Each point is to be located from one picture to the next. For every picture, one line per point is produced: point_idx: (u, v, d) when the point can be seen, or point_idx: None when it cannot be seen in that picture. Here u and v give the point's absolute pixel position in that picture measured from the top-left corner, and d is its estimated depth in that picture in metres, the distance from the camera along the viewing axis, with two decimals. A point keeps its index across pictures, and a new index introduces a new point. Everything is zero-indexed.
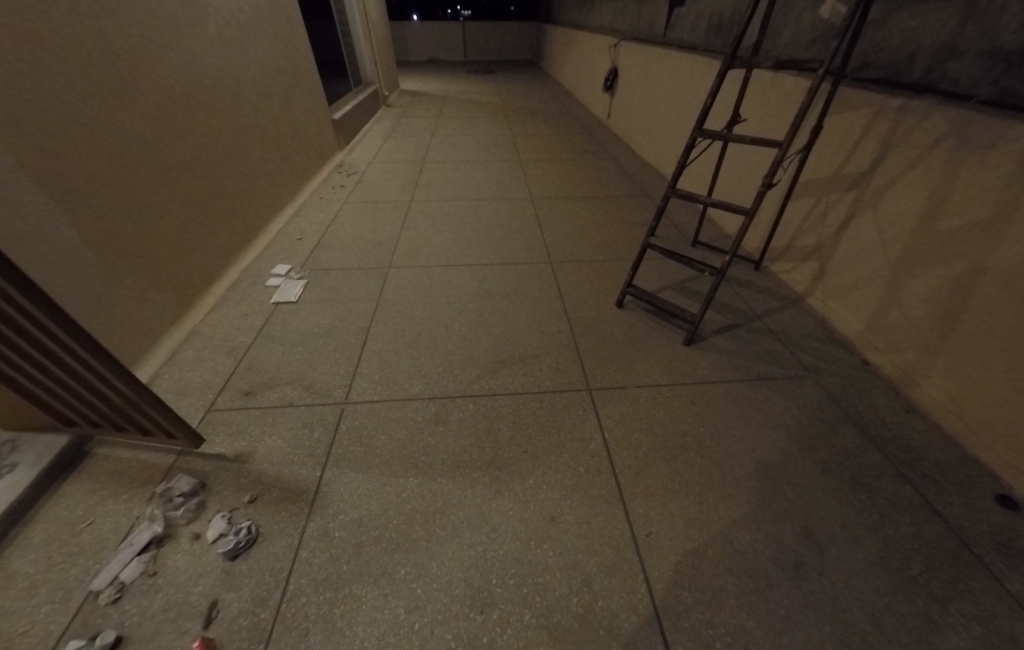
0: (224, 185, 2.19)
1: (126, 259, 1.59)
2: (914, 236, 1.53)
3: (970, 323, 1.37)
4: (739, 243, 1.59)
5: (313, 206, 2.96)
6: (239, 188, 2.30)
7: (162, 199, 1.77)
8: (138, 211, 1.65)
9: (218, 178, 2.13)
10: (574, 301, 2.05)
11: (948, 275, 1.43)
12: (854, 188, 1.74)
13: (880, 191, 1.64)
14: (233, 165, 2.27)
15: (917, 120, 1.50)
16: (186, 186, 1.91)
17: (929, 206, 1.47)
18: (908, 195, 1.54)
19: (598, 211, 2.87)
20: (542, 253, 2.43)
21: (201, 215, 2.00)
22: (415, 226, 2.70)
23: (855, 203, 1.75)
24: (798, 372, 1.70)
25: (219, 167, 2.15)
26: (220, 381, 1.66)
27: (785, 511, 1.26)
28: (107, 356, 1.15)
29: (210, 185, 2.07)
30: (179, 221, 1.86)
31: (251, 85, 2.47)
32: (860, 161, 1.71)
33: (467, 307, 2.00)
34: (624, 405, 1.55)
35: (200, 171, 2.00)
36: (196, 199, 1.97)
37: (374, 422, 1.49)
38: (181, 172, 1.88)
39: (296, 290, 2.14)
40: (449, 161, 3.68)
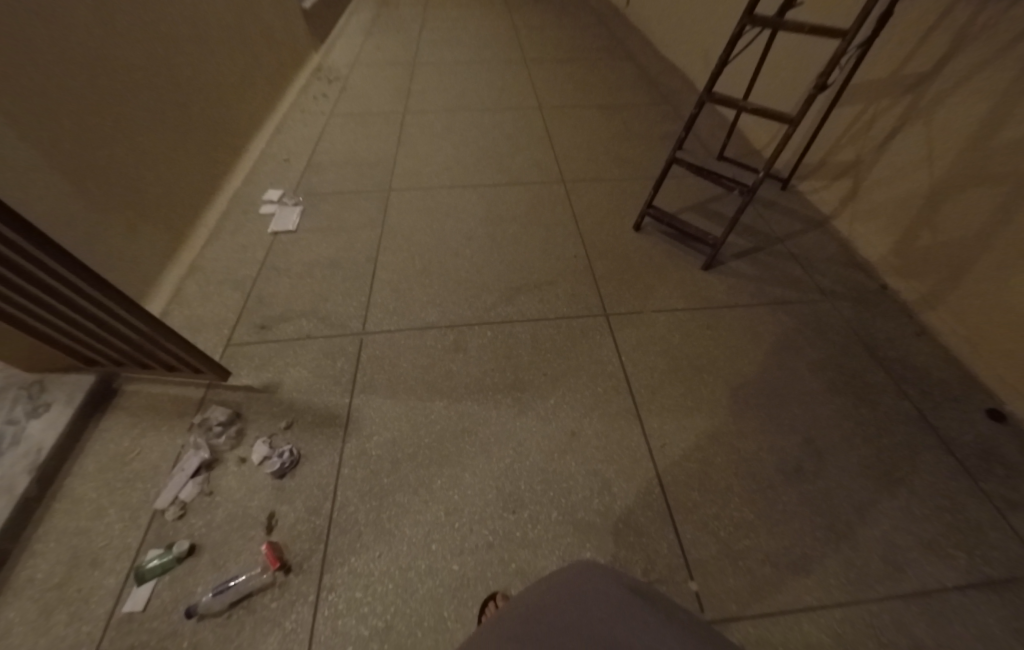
0: (195, 98, 1.98)
1: (105, 187, 1.51)
2: (963, 148, 1.48)
3: (1002, 247, 1.40)
4: (776, 157, 1.52)
5: (297, 120, 2.71)
6: (210, 100, 2.10)
7: (130, 117, 1.62)
8: (106, 131, 1.52)
9: (185, 89, 1.93)
10: (587, 224, 2.00)
11: (996, 192, 1.40)
12: (911, 93, 1.64)
13: (941, 98, 1.54)
14: (200, 73, 2.03)
15: (1003, 9, 1.35)
16: (153, 101, 1.74)
17: (986, 117, 1.41)
18: (968, 104, 1.46)
19: (613, 122, 2.68)
20: (552, 171, 2.30)
21: (175, 136, 1.85)
22: (412, 142, 2.51)
23: (908, 111, 1.66)
24: (815, 296, 1.78)
25: (185, 76, 1.93)
26: (232, 316, 1.68)
27: (790, 424, 1.40)
28: (121, 297, 1.12)
29: (178, 100, 1.88)
30: (153, 143, 1.73)
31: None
32: (924, 62, 1.58)
33: (476, 232, 1.95)
34: (639, 330, 1.60)
35: (164, 83, 1.80)
36: (167, 117, 1.81)
37: (395, 350, 1.52)
38: (145, 85, 1.70)
39: (292, 217, 2.06)
40: (442, 64, 3.30)
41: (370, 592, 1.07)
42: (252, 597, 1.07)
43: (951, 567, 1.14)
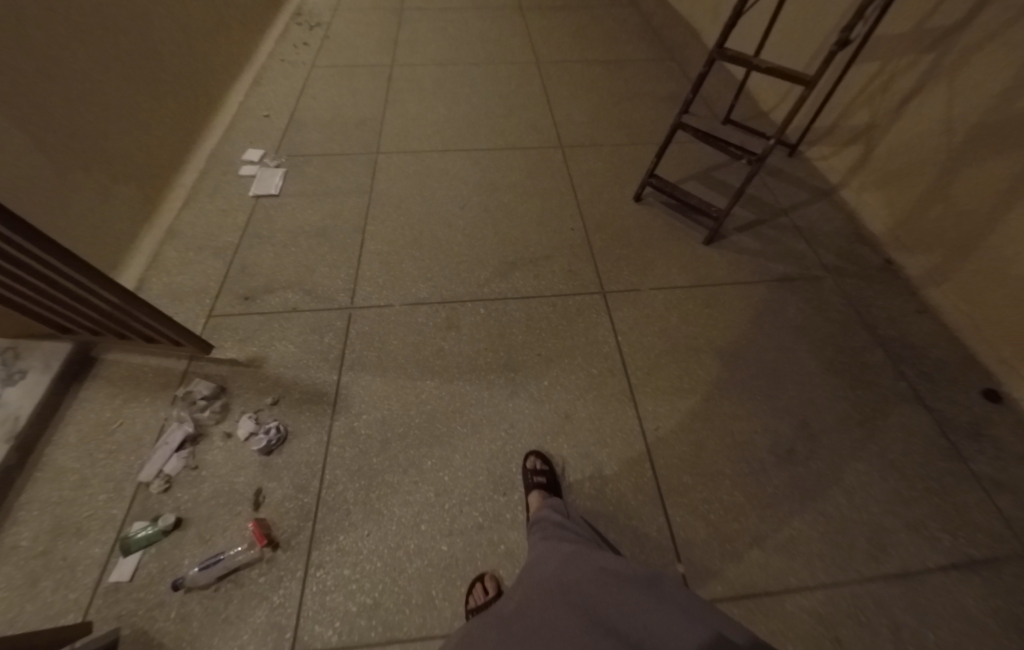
0: (155, 43, 1.80)
1: (60, 146, 1.38)
2: (986, 116, 1.38)
3: (1015, 222, 1.34)
4: (789, 123, 1.40)
5: (276, 71, 2.51)
6: (177, 44, 1.92)
7: (81, 66, 1.47)
8: (53, 82, 1.37)
9: (144, 35, 1.75)
10: (586, 194, 1.91)
11: (1015, 164, 1.32)
12: (934, 49, 1.51)
13: (966, 56, 1.42)
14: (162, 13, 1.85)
15: None
16: (106, 47, 1.57)
17: (1012, 79, 1.31)
18: (994, 64, 1.35)
19: (614, 80, 2.50)
20: (550, 134, 2.17)
21: (137, 89, 1.70)
22: (401, 99, 2.34)
23: (930, 71, 1.53)
24: (818, 271, 1.71)
25: (141, 18, 1.74)
26: (214, 285, 1.58)
27: (785, 406, 1.37)
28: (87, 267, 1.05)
29: (136, 47, 1.71)
30: (112, 96, 1.58)
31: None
32: (950, 13, 1.44)
33: (469, 202, 1.85)
34: (635, 307, 1.55)
35: (116, 25, 1.62)
36: (124, 66, 1.65)
37: (385, 327, 1.46)
38: (94, 28, 1.53)
39: (274, 182, 1.92)
40: (432, 9, 3.04)
41: (359, 570, 1.07)
42: (239, 571, 1.06)
43: (934, 549, 1.15)
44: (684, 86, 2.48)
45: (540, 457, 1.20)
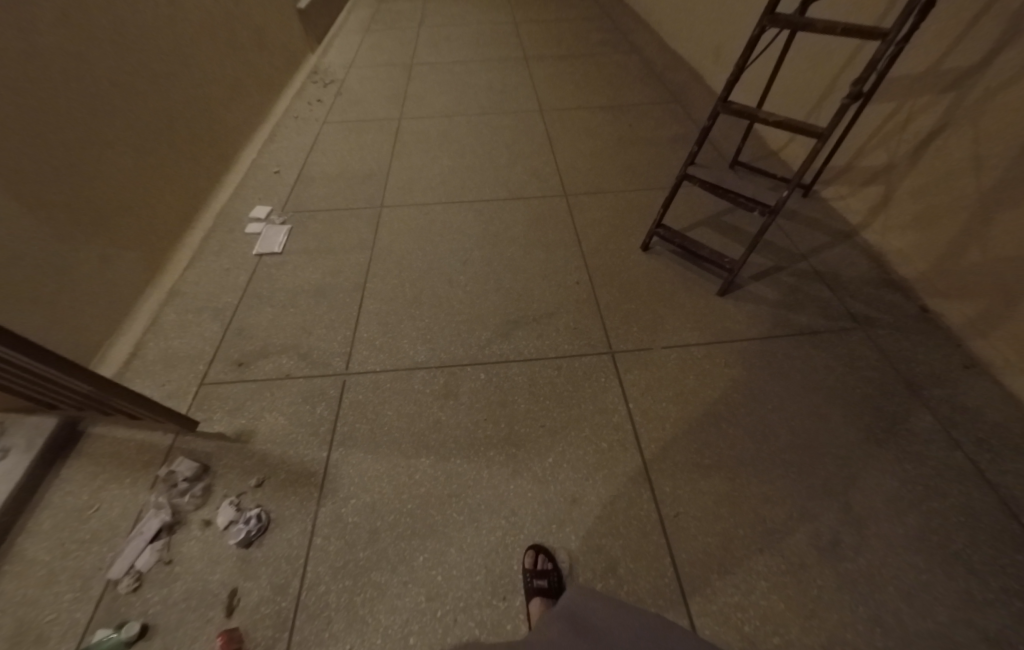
0: (181, 108, 1.80)
1: (73, 214, 1.33)
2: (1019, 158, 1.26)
3: None
4: (802, 176, 1.31)
5: (288, 128, 2.56)
6: (199, 103, 1.91)
7: (107, 134, 1.45)
8: (78, 150, 1.35)
9: (172, 101, 1.75)
10: (591, 244, 1.83)
11: None
12: (955, 89, 1.42)
13: (989, 97, 1.33)
14: (187, 73, 1.85)
15: None
16: (134, 115, 1.56)
17: None
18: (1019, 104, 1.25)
19: (618, 125, 2.47)
20: (554, 182, 2.13)
21: (161, 153, 1.68)
22: (407, 152, 2.35)
23: (951, 110, 1.44)
24: (846, 323, 1.56)
25: (171, 85, 1.75)
26: (209, 349, 1.48)
27: (820, 484, 1.20)
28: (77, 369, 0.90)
29: (164, 113, 1.71)
30: (135, 162, 1.55)
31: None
32: (969, 53, 1.36)
33: (473, 257, 1.79)
34: (648, 369, 1.42)
35: (147, 94, 1.63)
36: (150, 132, 1.63)
37: (380, 396, 1.36)
38: (124, 98, 1.52)
39: (278, 240, 1.86)
40: (440, 64, 3.12)
41: None
42: None
43: None
44: (690, 130, 2.44)
45: (545, 554, 1.06)
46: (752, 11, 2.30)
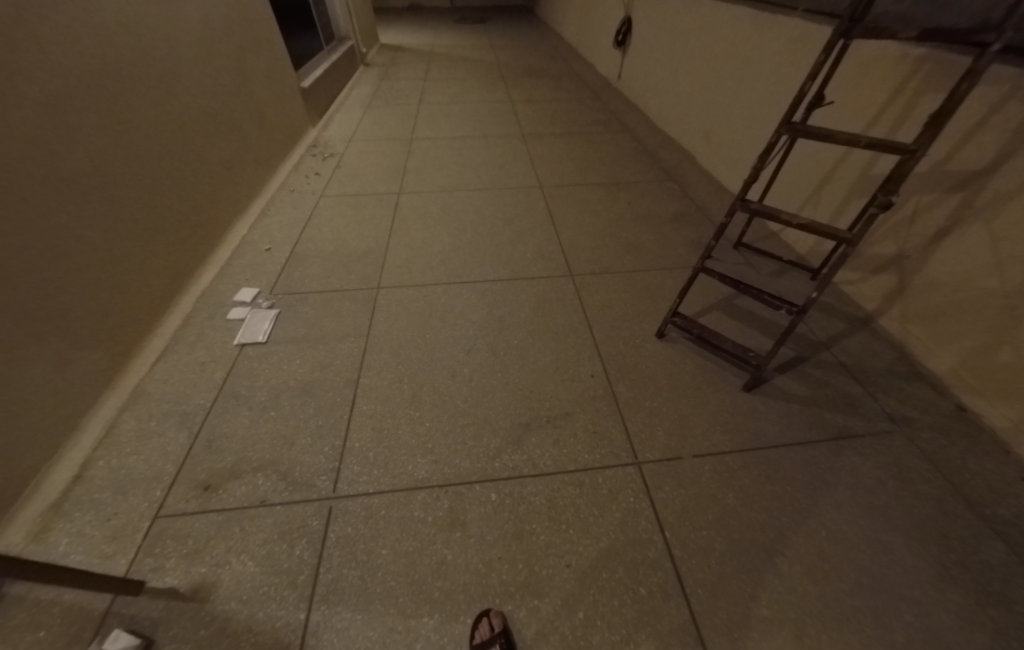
0: (169, 196, 1.69)
1: (25, 328, 1.16)
2: None
3: None
4: (824, 286, 1.21)
5: (283, 201, 2.47)
6: (188, 189, 1.80)
7: (82, 230, 1.32)
8: (45, 248, 1.21)
9: (162, 183, 1.65)
10: (603, 332, 1.70)
11: None
12: (962, 190, 1.38)
13: (1002, 201, 1.28)
14: (178, 160, 1.75)
15: None
16: (117, 208, 1.44)
17: None
18: None
19: (619, 205, 2.46)
20: (561, 262, 2.04)
21: (142, 242, 1.55)
22: (406, 228, 2.26)
23: (961, 210, 1.39)
24: (884, 424, 1.39)
25: (163, 167, 1.66)
26: (171, 470, 1.26)
27: (901, 642, 1.00)
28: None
29: (152, 201, 1.60)
30: (111, 256, 1.41)
31: (198, 52, 1.93)
32: (976, 156, 1.33)
33: (478, 346, 1.64)
34: (681, 487, 1.24)
35: (133, 186, 1.51)
36: (133, 224, 1.51)
37: (373, 529, 1.15)
38: (105, 194, 1.40)
39: (264, 327, 1.68)
40: (440, 139, 3.15)
41: None
42: None
43: None
44: (691, 212, 2.42)
45: None
46: (743, 100, 2.35)
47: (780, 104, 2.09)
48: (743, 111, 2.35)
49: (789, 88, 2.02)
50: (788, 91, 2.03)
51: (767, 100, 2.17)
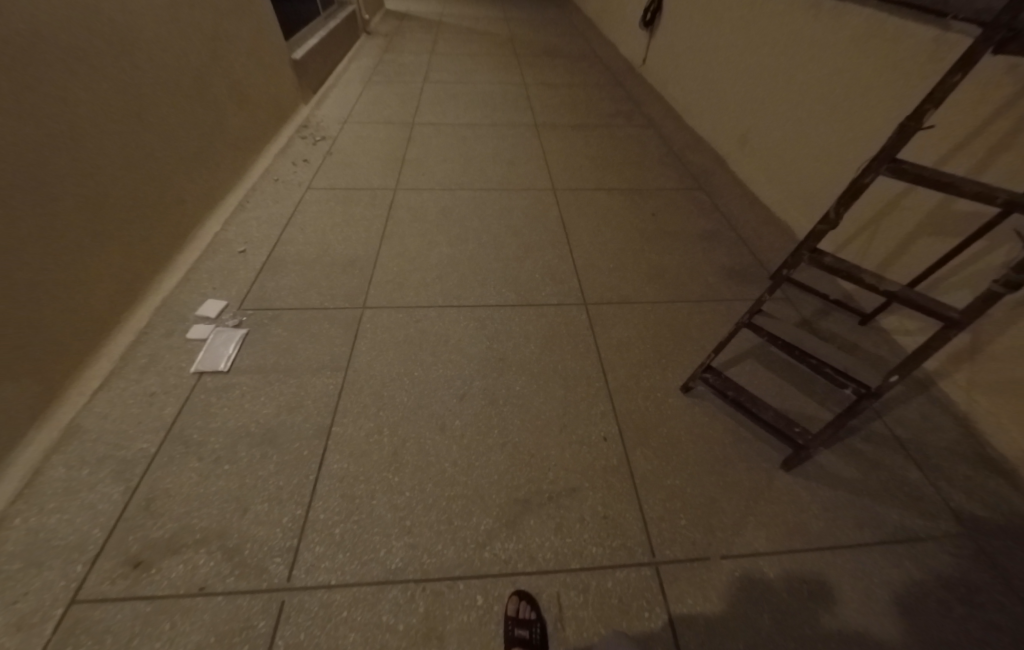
0: (122, 201, 1.46)
1: None
2: None
3: None
4: (908, 372, 0.98)
5: (268, 192, 2.22)
6: (147, 191, 1.56)
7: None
8: None
9: (116, 174, 1.43)
10: (617, 380, 1.48)
11: None
12: None
13: None
14: (135, 158, 1.51)
15: None
16: (48, 223, 1.22)
17: None
18: None
19: (642, 220, 2.21)
20: (573, 287, 1.80)
21: (84, 258, 1.32)
22: (401, 232, 2.02)
23: None
24: (949, 526, 1.20)
25: (111, 161, 1.41)
26: (98, 538, 1.06)
27: None
28: None
29: (99, 209, 1.37)
30: (38, 279, 1.19)
31: (162, 14, 1.67)
32: None
33: (471, 389, 1.42)
34: (706, 600, 1.05)
35: (73, 194, 1.28)
36: (71, 239, 1.28)
37: (331, 637, 0.95)
38: (32, 207, 1.18)
39: (227, 352, 1.46)
40: (445, 127, 2.85)
41: None
42: None
43: None
44: (723, 232, 2.20)
45: None
46: (788, 105, 2.07)
47: (836, 115, 1.81)
48: (789, 117, 2.07)
49: (850, 95, 1.74)
50: (848, 99, 1.75)
51: (821, 107, 1.88)
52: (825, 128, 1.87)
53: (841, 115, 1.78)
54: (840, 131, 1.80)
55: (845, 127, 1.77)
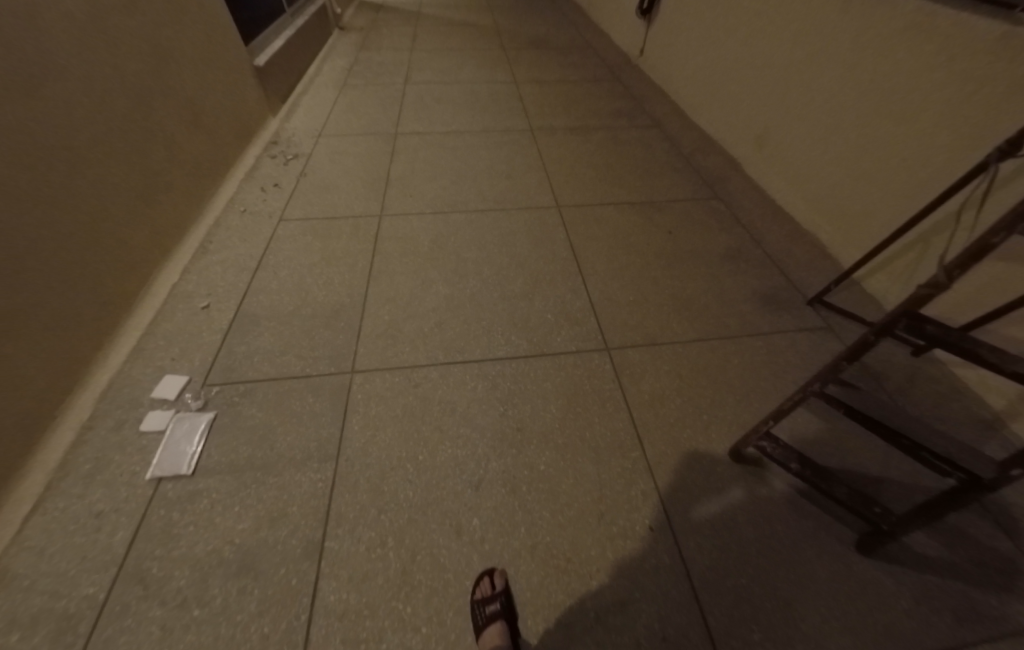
0: (37, 278, 1.19)
1: None
2: None
3: None
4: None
5: (232, 228, 1.93)
6: (73, 258, 1.30)
7: None
8: None
9: (29, 245, 1.17)
10: (656, 447, 1.28)
11: None
12: None
13: None
14: (51, 223, 1.23)
15: None
16: None
17: None
18: None
19: (657, 237, 2.00)
20: (592, 327, 1.59)
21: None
22: (391, 269, 1.77)
23: None
24: None
25: (14, 234, 1.14)
26: None
27: None
28: None
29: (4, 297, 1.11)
30: None
31: (90, 35, 1.39)
32: None
33: (490, 473, 1.19)
34: None
35: None
36: None
37: None
38: None
39: (191, 450, 1.23)
40: (431, 135, 2.58)
41: None
42: None
43: None
44: (745, 248, 2.00)
45: None
46: (815, 105, 1.87)
47: (876, 118, 1.61)
48: (816, 120, 1.87)
49: (893, 96, 1.54)
50: (891, 102, 1.55)
51: (856, 110, 1.68)
52: (862, 132, 1.67)
53: (883, 118, 1.59)
54: (881, 136, 1.60)
55: (888, 132, 1.57)
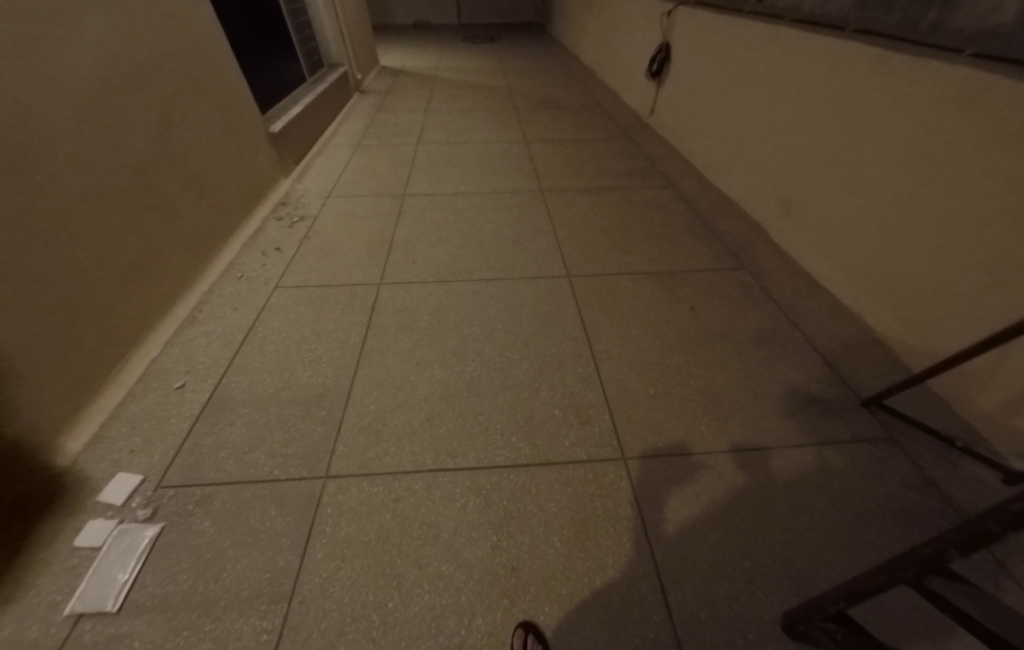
0: None
1: None
2: None
3: None
4: None
5: (224, 295, 1.83)
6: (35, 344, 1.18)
7: None
8: None
9: None
10: (683, 607, 1.01)
11: None
12: None
13: None
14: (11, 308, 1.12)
15: None
16: None
17: None
18: None
19: (679, 316, 1.78)
20: (604, 430, 1.36)
21: None
22: (380, 349, 1.60)
23: None
24: None
25: None
26: None
27: None
28: None
29: None
30: None
31: (93, 110, 1.36)
32: None
33: (472, 637, 0.95)
34: None
35: None
36: None
37: None
38: None
39: (123, 578, 1.04)
40: (440, 198, 2.49)
41: None
42: None
43: None
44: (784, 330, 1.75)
45: None
46: (853, 174, 1.66)
47: (931, 193, 1.38)
48: (855, 191, 1.65)
49: (950, 173, 1.32)
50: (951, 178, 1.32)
51: (905, 184, 1.46)
52: (914, 209, 1.44)
53: (941, 195, 1.35)
54: (940, 215, 1.36)
55: (948, 211, 1.34)
